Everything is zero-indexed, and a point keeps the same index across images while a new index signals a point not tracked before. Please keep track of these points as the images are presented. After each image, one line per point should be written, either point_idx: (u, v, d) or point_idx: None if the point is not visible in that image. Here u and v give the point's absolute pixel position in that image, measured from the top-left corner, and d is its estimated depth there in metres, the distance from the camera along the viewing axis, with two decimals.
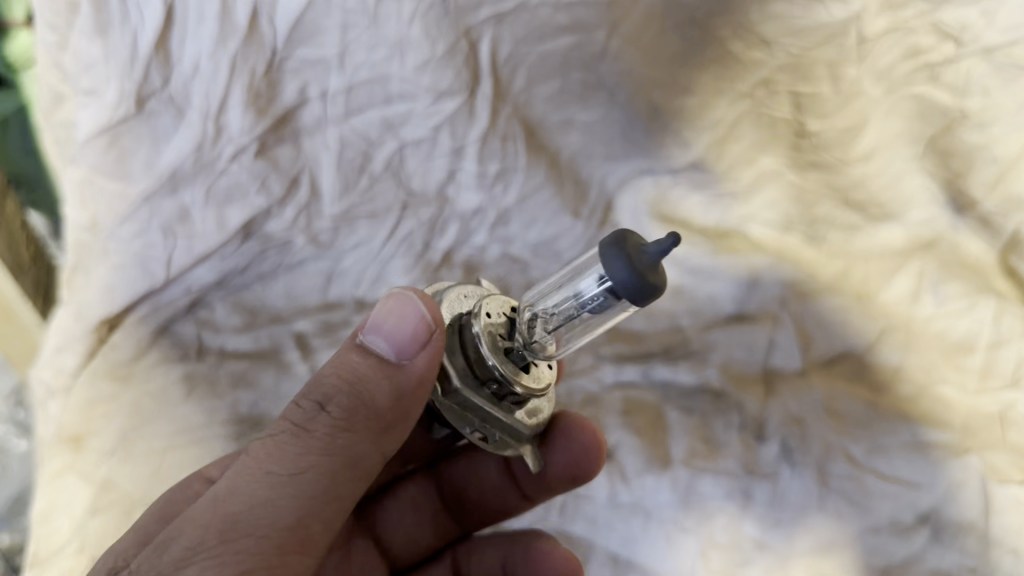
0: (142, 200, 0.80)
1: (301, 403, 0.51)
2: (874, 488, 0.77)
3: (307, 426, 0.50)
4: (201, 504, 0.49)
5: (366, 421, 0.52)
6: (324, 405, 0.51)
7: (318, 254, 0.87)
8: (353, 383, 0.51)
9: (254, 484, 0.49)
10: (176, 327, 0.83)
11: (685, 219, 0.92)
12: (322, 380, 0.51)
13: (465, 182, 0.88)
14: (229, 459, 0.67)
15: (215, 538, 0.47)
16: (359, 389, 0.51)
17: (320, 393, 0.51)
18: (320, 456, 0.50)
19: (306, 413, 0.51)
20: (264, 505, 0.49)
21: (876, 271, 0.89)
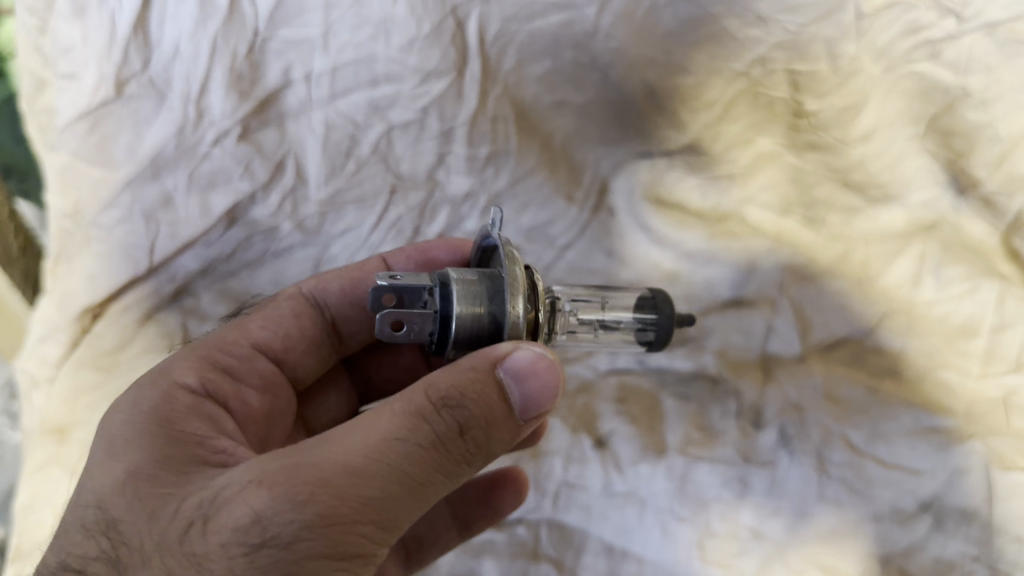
0: (123, 186, 0.79)
1: (439, 413, 0.46)
2: (874, 475, 0.76)
3: (440, 440, 0.46)
4: (323, 475, 0.44)
5: (478, 460, 0.49)
6: (461, 430, 0.47)
7: (306, 240, 0.83)
8: (488, 421, 0.48)
9: (385, 480, 0.45)
10: (162, 315, 0.80)
11: (680, 202, 0.89)
12: (467, 400, 0.47)
13: (455, 165, 0.86)
14: (201, 366, 0.61)
15: (345, 526, 0.44)
16: (491, 429, 0.48)
17: (460, 414, 0.47)
18: (440, 474, 0.47)
19: (447, 430, 0.47)
20: (390, 508, 0.45)
21: (877, 254, 0.86)
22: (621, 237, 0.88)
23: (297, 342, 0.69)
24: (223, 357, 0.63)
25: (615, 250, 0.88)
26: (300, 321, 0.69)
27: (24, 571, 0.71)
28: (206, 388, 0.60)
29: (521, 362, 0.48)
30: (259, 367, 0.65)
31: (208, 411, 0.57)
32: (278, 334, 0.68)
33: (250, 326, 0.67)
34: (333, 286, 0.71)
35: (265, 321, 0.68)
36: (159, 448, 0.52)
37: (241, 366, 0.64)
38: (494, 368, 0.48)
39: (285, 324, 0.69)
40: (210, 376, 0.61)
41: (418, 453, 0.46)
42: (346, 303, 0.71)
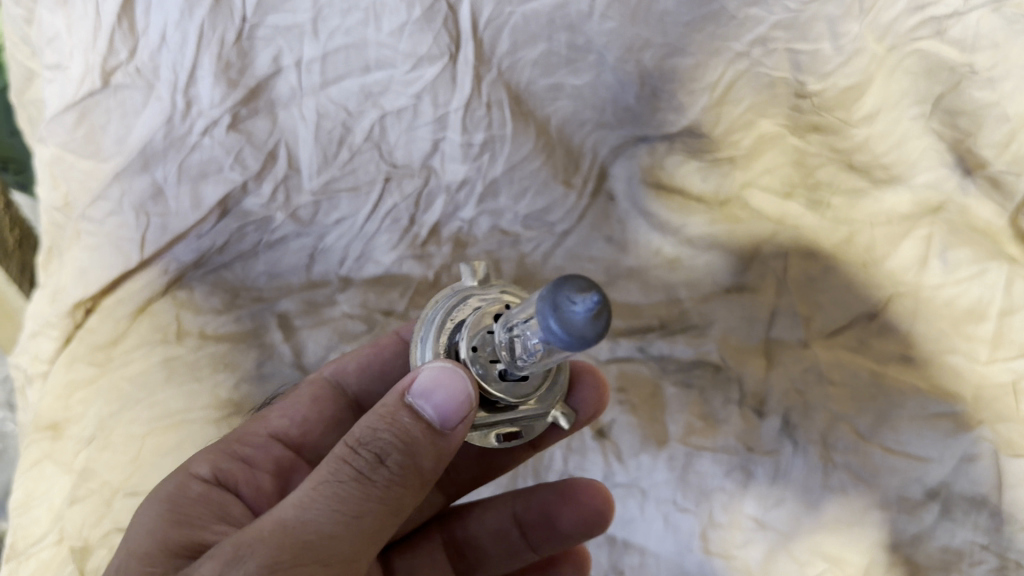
0: (113, 177, 0.77)
1: (356, 450, 0.47)
2: (880, 463, 0.75)
3: (367, 470, 0.46)
4: (257, 535, 0.44)
5: (413, 481, 0.49)
6: (381, 457, 0.47)
7: (301, 230, 0.84)
8: (408, 443, 0.48)
9: (319, 519, 0.45)
10: (156, 307, 0.81)
11: (682, 187, 0.90)
12: (379, 432, 0.47)
13: (450, 152, 0.84)
14: (216, 456, 0.60)
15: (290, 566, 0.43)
16: (414, 450, 0.48)
17: (377, 445, 0.47)
18: (375, 504, 0.47)
19: (369, 462, 0.47)
20: (333, 539, 0.45)
21: (881, 236, 0.86)
22: (621, 224, 0.90)
23: (317, 427, 0.68)
24: (241, 448, 0.63)
25: (614, 237, 0.89)
26: (320, 405, 0.69)
27: (19, 569, 0.70)
28: (219, 477, 0.59)
29: (423, 379, 0.48)
30: (274, 453, 0.64)
31: (217, 500, 0.56)
32: (295, 420, 0.68)
33: (268, 417, 0.67)
34: (350, 364, 0.72)
35: (284, 411, 0.68)
36: (157, 530, 0.51)
37: (255, 456, 0.63)
38: (403, 398, 0.49)
39: (302, 408, 0.68)
40: (223, 464, 0.60)
41: (345, 489, 0.46)
42: (372, 376, 0.72)
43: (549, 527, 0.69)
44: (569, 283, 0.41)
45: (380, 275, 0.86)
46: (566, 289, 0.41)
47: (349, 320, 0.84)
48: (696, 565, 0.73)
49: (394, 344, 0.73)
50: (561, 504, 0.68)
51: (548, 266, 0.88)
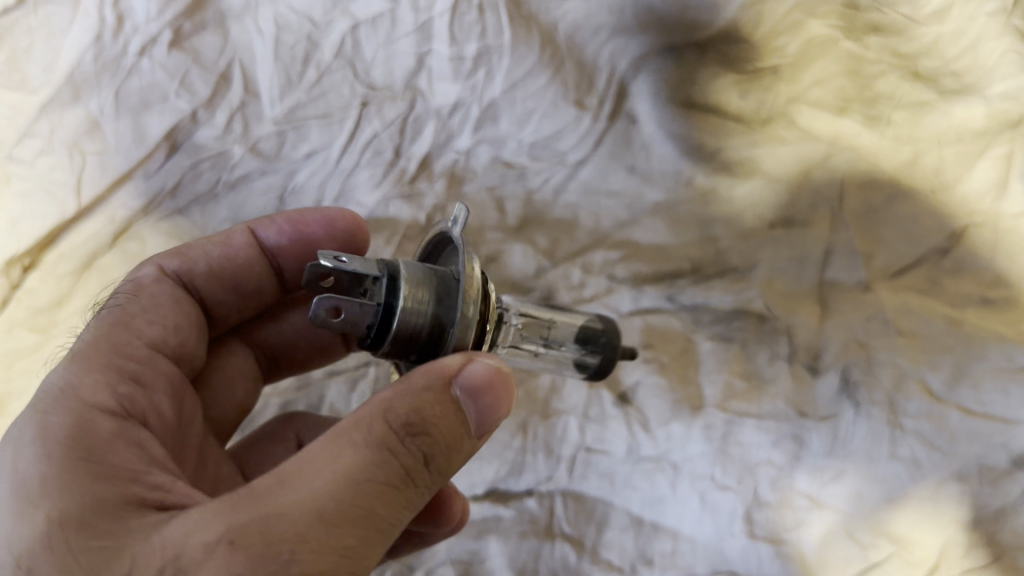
0: (40, 110, 0.69)
1: (404, 443, 0.39)
2: (958, 427, 0.62)
3: (411, 469, 0.39)
4: (295, 531, 0.35)
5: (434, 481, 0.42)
6: (426, 459, 0.39)
7: (266, 168, 0.72)
8: (452, 443, 0.40)
9: (364, 527, 0.37)
10: (102, 262, 0.69)
11: (717, 105, 0.75)
12: (430, 426, 0.39)
13: (438, 68, 0.74)
14: (111, 379, 0.45)
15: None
16: (454, 454, 0.41)
17: (425, 442, 0.39)
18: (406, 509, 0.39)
19: (415, 461, 0.39)
20: (371, 551, 0.38)
21: (952, 157, 0.71)
22: (645, 150, 0.75)
23: (192, 333, 0.53)
24: (129, 364, 0.47)
25: (637, 166, 0.75)
26: (183, 310, 0.53)
27: None
28: (126, 407, 0.44)
29: (478, 376, 0.40)
30: (163, 368, 0.49)
31: (134, 438, 0.43)
32: (170, 327, 0.51)
33: (136, 322, 0.50)
34: (201, 265, 0.55)
35: (152, 315, 0.51)
36: (85, 490, 0.38)
37: (146, 373, 0.48)
38: (451, 384, 0.40)
39: (169, 314, 0.52)
40: (124, 390, 0.45)
41: (389, 493, 0.38)
42: (223, 286, 0.56)
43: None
44: None
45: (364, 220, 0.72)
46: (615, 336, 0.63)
47: None
48: (740, 553, 0.61)
49: (249, 251, 0.57)
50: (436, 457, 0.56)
51: (559, 204, 0.74)
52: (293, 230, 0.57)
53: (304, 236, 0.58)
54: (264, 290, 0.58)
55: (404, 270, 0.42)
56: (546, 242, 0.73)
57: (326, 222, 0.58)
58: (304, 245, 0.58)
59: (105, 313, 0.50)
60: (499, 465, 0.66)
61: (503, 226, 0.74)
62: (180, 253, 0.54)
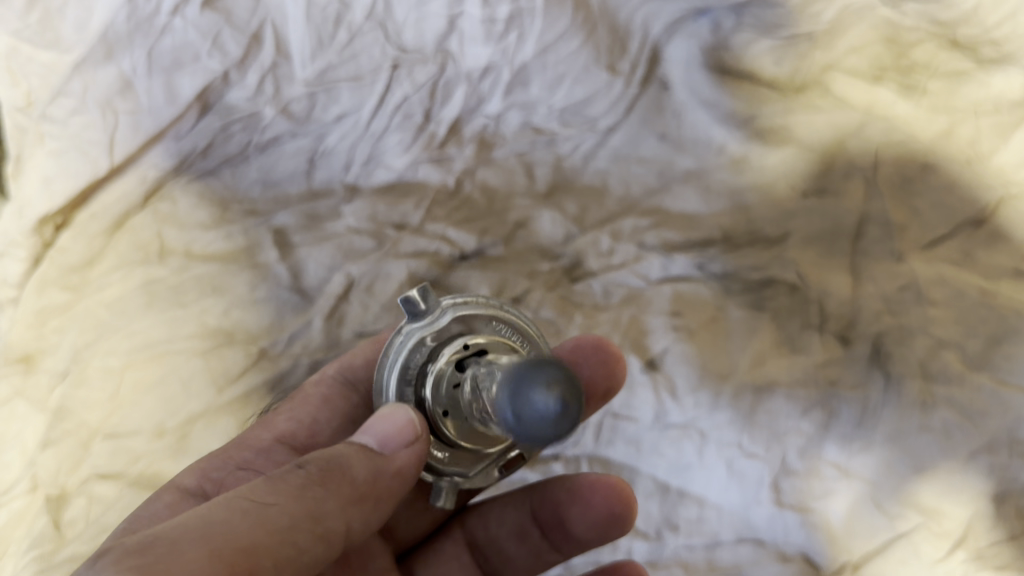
0: (73, 70, 0.69)
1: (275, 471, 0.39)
2: (991, 400, 0.61)
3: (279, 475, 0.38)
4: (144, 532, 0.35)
5: (335, 488, 0.38)
6: (295, 463, 0.38)
7: (295, 129, 0.73)
8: (331, 454, 0.39)
9: (212, 508, 0.36)
10: (135, 222, 0.70)
11: (752, 72, 0.75)
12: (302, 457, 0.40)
13: (470, 30, 0.74)
14: (211, 464, 0.52)
15: (167, 538, 0.34)
16: (338, 459, 0.39)
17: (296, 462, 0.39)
18: (286, 497, 0.37)
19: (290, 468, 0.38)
20: (225, 521, 0.35)
21: (988, 127, 0.72)
22: (676, 117, 0.75)
23: (331, 427, 0.56)
24: (239, 452, 0.53)
25: (669, 133, 0.75)
26: (331, 405, 0.57)
27: None
28: (207, 488, 0.50)
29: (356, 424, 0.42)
30: (279, 458, 0.53)
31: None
32: (302, 420, 0.56)
33: (275, 420, 0.56)
34: (360, 364, 0.58)
35: (291, 411, 0.56)
36: None
37: (257, 461, 0.52)
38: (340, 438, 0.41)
39: (310, 410, 0.56)
40: (215, 474, 0.51)
41: (248, 488, 0.37)
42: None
43: (564, 529, 0.54)
44: (530, 371, 0.33)
45: (392, 182, 0.73)
46: (531, 376, 0.33)
47: (355, 235, 0.71)
48: (765, 520, 0.62)
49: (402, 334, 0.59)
50: (568, 504, 0.53)
51: (589, 170, 0.75)
52: None
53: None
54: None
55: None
56: (575, 210, 0.73)
57: None
58: None
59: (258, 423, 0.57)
60: None
61: (532, 193, 0.74)
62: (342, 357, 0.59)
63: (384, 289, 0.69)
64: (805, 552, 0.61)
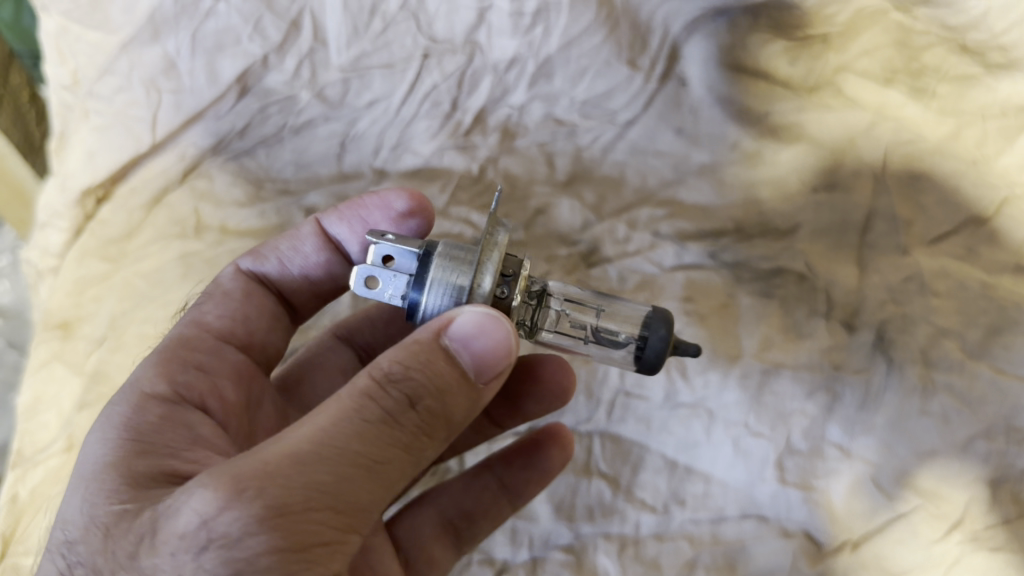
0: (120, 50, 0.73)
1: (382, 387, 0.38)
2: (989, 387, 0.64)
3: (387, 407, 0.37)
4: (259, 470, 0.34)
5: (440, 432, 0.39)
6: (410, 401, 0.38)
7: (329, 113, 0.77)
8: (443, 387, 0.38)
9: (333, 463, 0.35)
10: (172, 198, 0.74)
11: (767, 71, 0.77)
12: (413, 371, 0.38)
13: (498, 24, 0.76)
14: (161, 362, 0.49)
15: (303, 510, 0.34)
16: (448, 396, 0.39)
17: (407, 385, 0.38)
18: (400, 452, 0.37)
19: (400, 405, 0.37)
20: (352, 487, 0.36)
21: (995, 131, 0.74)
22: (693, 112, 0.78)
23: (260, 322, 0.57)
24: (191, 356, 0.51)
25: (685, 128, 0.77)
26: (257, 299, 0.58)
27: (25, 478, 0.63)
28: (180, 393, 0.48)
29: (464, 324, 0.39)
30: (229, 357, 0.54)
31: (183, 419, 0.45)
32: (237, 319, 0.56)
33: (204, 316, 0.55)
34: (271, 260, 0.60)
35: (221, 309, 0.56)
36: (126, 460, 0.42)
37: (213, 363, 0.52)
38: (439, 337, 0.39)
39: (238, 306, 0.57)
40: (178, 374, 0.49)
41: (366, 432, 0.36)
42: (294, 275, 0.60)
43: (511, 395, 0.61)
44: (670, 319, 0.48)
45: (419, 167, 0.77)
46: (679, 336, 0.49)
47: None
48: (769, 497, 0.63)
49: (317, 238, 0.60)
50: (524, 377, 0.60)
51: (607, 162, 0.78)
52: (352, 216, 0.59)
53: (361, 221, 0.60)
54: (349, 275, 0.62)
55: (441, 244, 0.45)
56: (593, 198, 0.76)
57: (383, 205, 0.59)
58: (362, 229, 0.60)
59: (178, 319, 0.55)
60: None
61: (552, 181, 0.77)
62: (252, 252, 0.60)
63: None
64: (807, 529, 0.62)
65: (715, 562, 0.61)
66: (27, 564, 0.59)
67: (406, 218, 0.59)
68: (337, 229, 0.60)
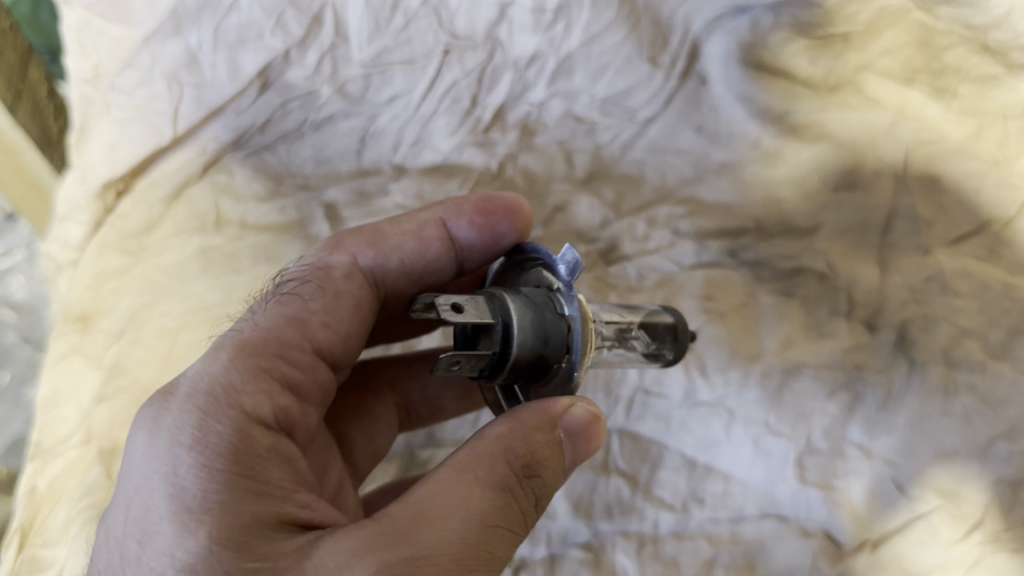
0: (142, 44, 0.73)
1: (520, 485, 0.43)
2: (1010, 388, 0.64)
3: (519, 504, 0.43)
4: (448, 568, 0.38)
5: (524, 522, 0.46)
6: (533, 501, 0.44)
7: (350, 109, 0.77)
8: (549, 486, 0.45)
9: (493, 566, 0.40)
10: (191, 192, 0.74)
11: (788, 70, 0.77)
12: (541, 470, 0.44)
13: (520, 19, 0.77)
14: (266, 380, 0.45)
15: None
16: (547, 494, 0.45)
17: (535, 484, 0.44)
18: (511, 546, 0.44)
19: (527, 501, 0.43)
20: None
21: (1015, 131, 0.74)
22: (713, 111, 0.77)
23: (358, 336, 0.53)
24: (290, 372, 0.47)
25: (705, 126, 0.77)
26: (366, 307, 0.54)
27: (44, 469, 0.63)
28: (282, 419, 0.45)
29: (577, 420, 0.46)
30: (320, 376, 0.50)
31: (287, 452, 0.44)
32: (341, 334, 0.51)
33: (307, 322, 0.50)
34: (394, 260, 0.56)
35: (326, 315, 0.51)
36: (249, 508, 0.40)
37: (306, 382, 0.48)
38: (556, 427, 0.45)
39: (344, 314, 0.52)
40: (282, 395, 0.46)
41: (512, 532, 0.42)
42: (410, 277, 0.58)
43: None
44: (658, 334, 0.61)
45: (438, 163, 0.77)
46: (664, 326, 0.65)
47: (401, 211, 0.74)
48: (789, 496, 0.63)
49: (440, 244, 0.58)
50: None
51: (627, 160, 0.77)
52: (483, 225, 0.59)
53: (489, 232, 0.60)
54: (441, 280, 0.60)
55: (515, 312, 0.44)
56: (612, 196, 0.76)
57: (515, 218, 0.60)
58: (490, 237, 0.60)
59: (275, 305, 0.50)
60: None
61: (571, 178, 0.77)
62: (375, 245, 0.56)
63: None
64: (827, 529, 0.61)
65: (734, 561, 0.61)
66: (47, 556, 0.59)
67: (525, 229, 0.61)
68: (463, 232, 0.59)
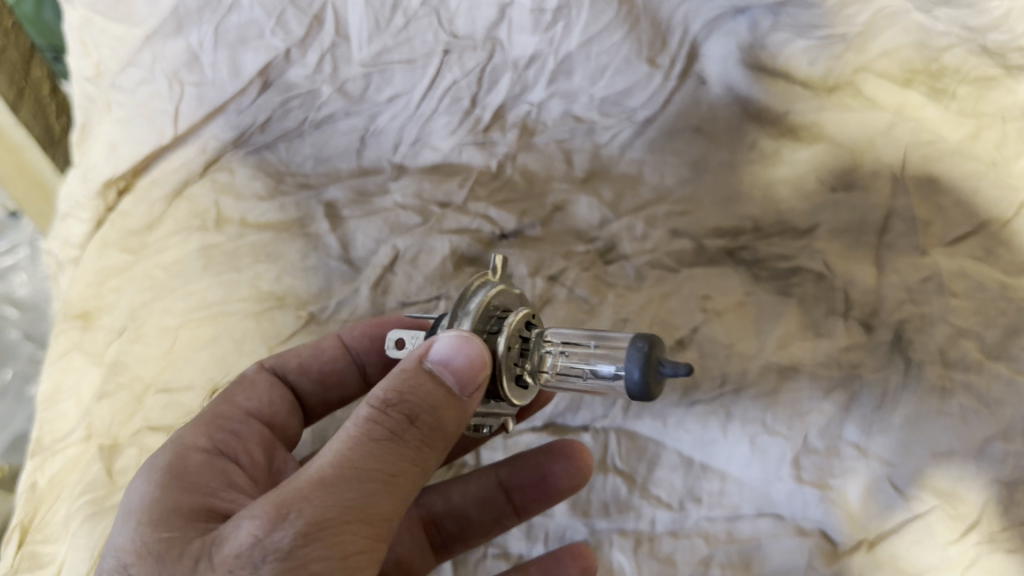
0: (143, 41, 0.74)
1: (384, 412, 0.42)
2: (1006, 388, 0.63)
3: (386, 429, 0.41)
4: (295, 491, 0.39)
5: (440, 444, 0.43)
6: (410, 420, 0.42)
7: (350, 108, 0.78)
8: (435, 403, 0.43)
9: (355, 480, 0.40)
10: (192, 191, 0.75)
11: (787, 71, 0.78)
12: (406, 394, 0.42)
13: (519, 20, 0.78)
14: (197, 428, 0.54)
15: (336, 524, 0.39)
16: (444, 411, 0.43)
17: (405, 406, 0.42)
18: (411, 465, 0.42)
19: (397, 423, 0.42)
20: (376, 500, 0.40)
21: (1012, 132, 0.75)
22: (711, 112, 0.79)
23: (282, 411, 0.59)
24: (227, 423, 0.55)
25: (703, 127, 0.78)
26: (273, 397, 0.59)
27: (43, 466, 0.63)
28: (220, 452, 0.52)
29: (441, 348, 0.43)
30: (255, 428, 0.56)
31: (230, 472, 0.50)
32: (264, 399, 0.59)
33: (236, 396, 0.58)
34: (292, 361, 0.61)
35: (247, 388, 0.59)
36: (175, 501, 0.46)
37: (245, 431, 0.56)
38: (420, 362, 0.43)
39: (263, 392, 0.59)
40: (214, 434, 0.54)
41: (380, 450, 0.41)
42: (311, 379, 0.62)
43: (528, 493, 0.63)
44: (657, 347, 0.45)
45: (438, 162, 0.78)
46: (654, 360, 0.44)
47: (400, 209, 0.74)
48: (785, 495, 0.62)
49: (336, 345, 0.62)
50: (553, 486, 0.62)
51: (625, 160, 0.78)
52: (374, 328, 0.62)
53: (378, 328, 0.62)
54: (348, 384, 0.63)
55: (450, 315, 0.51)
56: (611, 196, 0.76)
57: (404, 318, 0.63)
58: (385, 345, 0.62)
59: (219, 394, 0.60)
60: (557, 399, 0.69)
61: (570, 178, 0.77)
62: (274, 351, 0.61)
63: (428, 261, 0.71)
64: (823, 528, 0.61)
65: (730, 560, 0.61)
66: (47, 552, 0.59)
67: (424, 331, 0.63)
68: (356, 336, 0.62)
